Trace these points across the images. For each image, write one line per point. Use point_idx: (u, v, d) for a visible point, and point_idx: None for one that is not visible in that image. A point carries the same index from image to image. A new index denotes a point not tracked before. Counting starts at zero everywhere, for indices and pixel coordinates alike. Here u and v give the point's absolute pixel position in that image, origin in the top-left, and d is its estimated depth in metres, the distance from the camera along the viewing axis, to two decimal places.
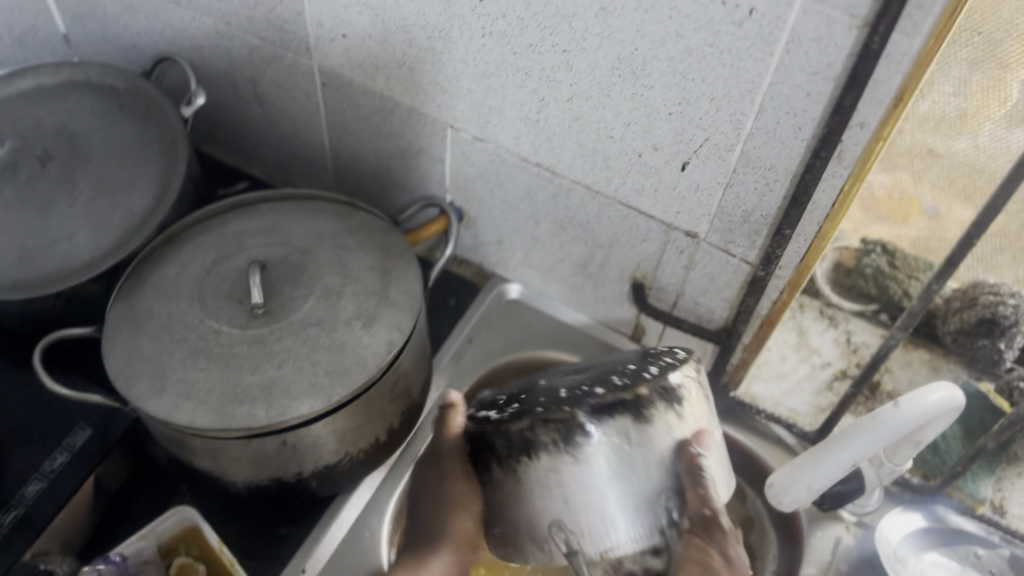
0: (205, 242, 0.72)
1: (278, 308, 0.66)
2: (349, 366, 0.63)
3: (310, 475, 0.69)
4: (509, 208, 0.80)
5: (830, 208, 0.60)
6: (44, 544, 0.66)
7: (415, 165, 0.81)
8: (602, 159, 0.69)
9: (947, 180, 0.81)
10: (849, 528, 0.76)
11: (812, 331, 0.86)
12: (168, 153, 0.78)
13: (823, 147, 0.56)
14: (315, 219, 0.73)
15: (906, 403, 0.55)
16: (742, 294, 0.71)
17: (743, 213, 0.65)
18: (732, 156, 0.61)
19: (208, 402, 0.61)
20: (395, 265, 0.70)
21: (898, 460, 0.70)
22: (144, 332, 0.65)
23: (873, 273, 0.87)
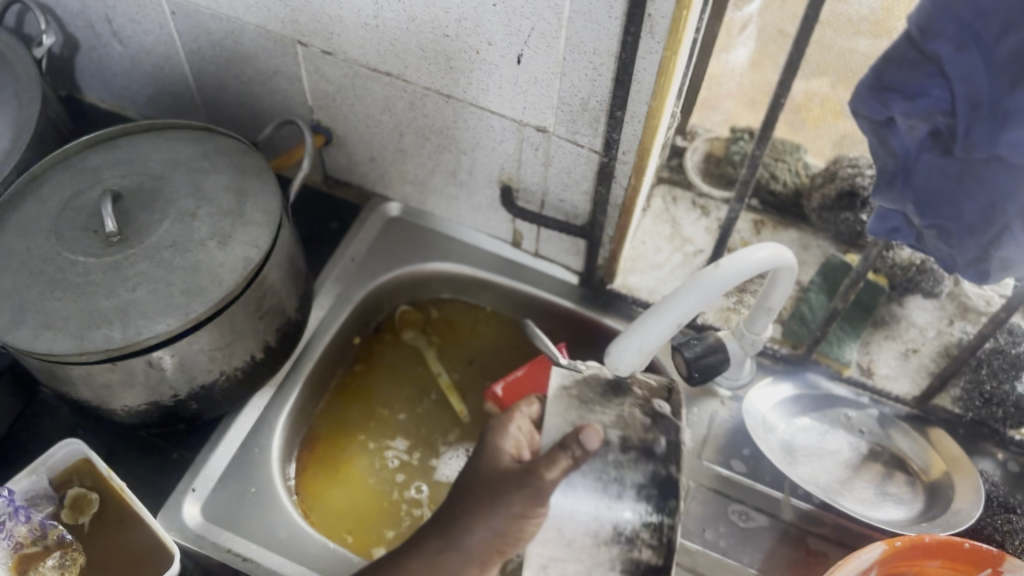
0: (62, 180, 0.72)
1: (134, 235, 0.66)
2: (205, 284, 0.64)
3: (188, 396, 0.71)
4: (372, 123, 0.80)
5: (654, 85, 0.61)
6: None
7: (275, 87, 0.81)
8: (445, 62, 0.69)
9: (803, 62, 0.82)
10: (725, 402, 0.79)
11: (686, 221, 0.88)
12: (20, 95, 0.77)
13: (632, 22, 0.57)
14: (171, 147, 0.74)
15: (726, 263, 0.58)
16: (596, 183, 0.72)
17: (580, 101, 0.66)
18: (559, 44, 0.62)
19: (66, 329, 0.62)
20: (251, 185, 0.70)
21: (757, 329, 0.73)
22: (1, 269, 0.66)
23: (741, 159, 0.89)
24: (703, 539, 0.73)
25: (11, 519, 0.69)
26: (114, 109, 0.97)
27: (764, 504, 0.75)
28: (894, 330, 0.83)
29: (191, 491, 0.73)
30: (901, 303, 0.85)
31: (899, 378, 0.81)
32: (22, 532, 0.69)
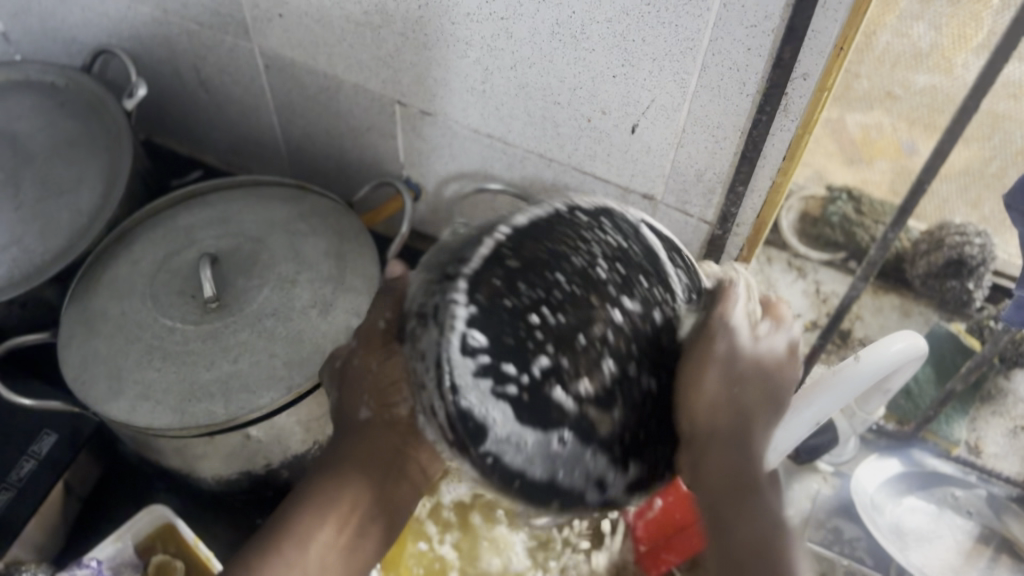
0: (156, 238, 0.70)
1: (232, 301, 0.65)
2: (307, 355, 0.62)
3: (279, 465, 0.69)
4: (465, 181, 0.78)
5: (781, 162, 0.59)
6: (17, 552, 0.66)
7: (368, 143, 0.80)
8: (552, 127, 0.67)
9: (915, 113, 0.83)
10: (827, 478, 0.77)
11: (782, 283, 0.85)
12: (112, 148, 0.75)
13: (768, 102, 0.55)
14: (266, 207, 0.72)
15: (866, 355, 0.59)
16: (703, 253, 0.70)
17: (696, 173, 0.63)
18: (680, 116, 0.60)
19: (166, 402, 0.60)
20: (349, 249, 0.69)
21: (869, 409, 0.70)
22: (98, 334, 0.64)
23: (840, 221, 0.86)
24: None
25: None
26: (193, 155, 0.96)
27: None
28: (1002, 405, 0.80)
29: None
30: (1009, 376, 0.82)
31: (1008, 457, 0.77)
32: None
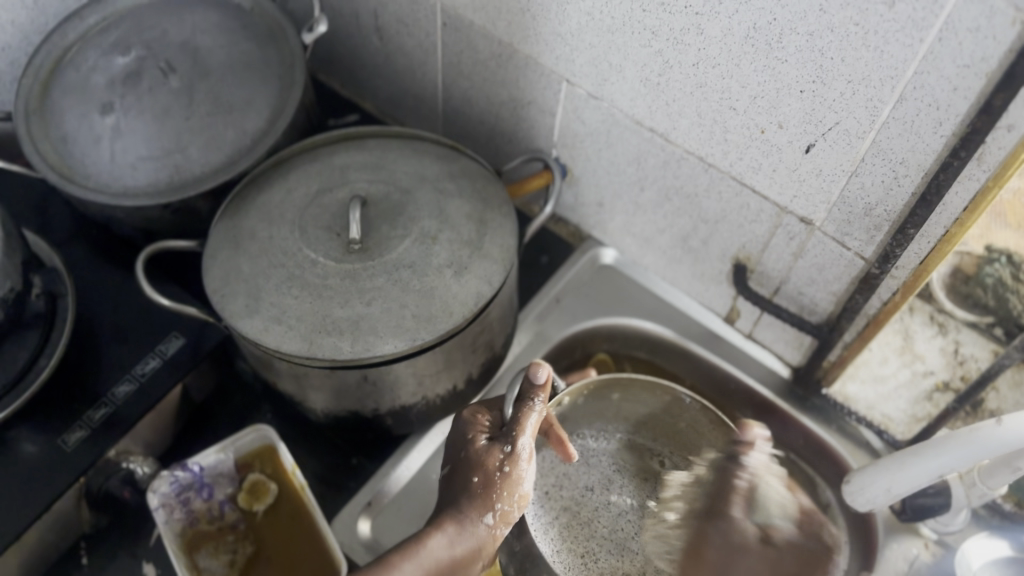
0: (311, 171, 0.72)
1: (375, 246, 0.66)
2: (436, 312, 0.63)
3: (386, 412, 0.70)
4: (615, 171, 0.78)
5: (961, 212, 0.56)
6: (128, 443, 0.70)
7: (526, 116, 0.80)
8: (720, 132, 0.66)
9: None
10: (928, 546, 0.74)
11: (920, 336, 0.83)
12: (284, 78, 0.78)
13: (963, 147, 0.52)
14: (419, 160, 0.73)
15: (1011, 419, 0.55)
16: (851, 290, 0.67)
17: (865, 206, 0.61)
18: (862, 145, 0.58)
19: (297, 329, 0.62)
20: (492, 217, 0.69)
21: (992, 484, 0.66)
22: (243, 252, 0.66)
23: (993, 284, 0.82)
24: None
25: (194, 492, 0.70)
26: (352, 98, 0.98)
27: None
28: None
29: (366, 506, 0.73)
30: None
31: None
32: (199, 507, 0.71)
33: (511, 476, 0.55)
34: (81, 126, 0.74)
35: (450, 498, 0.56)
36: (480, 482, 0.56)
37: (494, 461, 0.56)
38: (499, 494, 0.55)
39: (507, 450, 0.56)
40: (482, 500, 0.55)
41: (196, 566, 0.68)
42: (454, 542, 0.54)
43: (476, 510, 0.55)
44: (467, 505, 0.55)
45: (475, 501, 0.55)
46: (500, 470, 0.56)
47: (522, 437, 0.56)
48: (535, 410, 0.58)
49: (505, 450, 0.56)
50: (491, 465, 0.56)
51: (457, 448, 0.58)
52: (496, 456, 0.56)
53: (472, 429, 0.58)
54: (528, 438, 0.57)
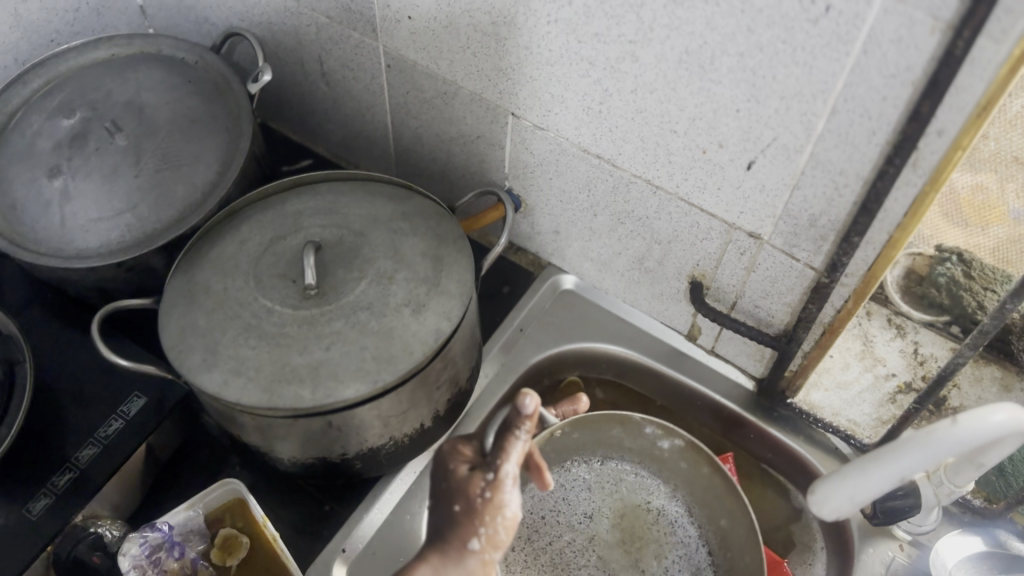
0: (263, 220, 0.72)
1: (331, 290, 0.66)
2: (396, 353, 0.63)
3: (355, 456, 0.70)
4: (567, 198, 0.78)
5: (902, 217, 0.57)
6: (95, 507, 0.70)
7: (475, 150, 0.81)
8: (664, 154, 0.67)
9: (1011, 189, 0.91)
10: (904, 547, 0.74)
11: (879, 340, 0.84)
12: (232, 129, 0.78)
13: (897, 153, 0.53)
14: (372, 201, 0.73)
15: (965, 418, 0.56)
16: (804, 300, 0.68)
17: (810, 217, 0.62)
18: (801, 158, 0.59)
19: (257, 380, 0.61)
20: (446, 253, 0.69)
21: (958, 481, 0.67)
22: (199, 307, 0.66)
23: (946, 283, 0.84)
24: None
25: (166, 552, 0.68)
26: (304, 143, 0.98)
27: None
28: None
29: (341, 552, 0.72)
30: None
31: None
32: (173, 566, 0.68)
33: (491, 502, 0.54)
34: (28, 191, 0.74)
35: (438, 530, 0.55)
36: (462, 511, 0.54)
37: (476, 488, 0.54)
38: (483, 520, 0.53)
39: (488, 477, 0.54)
40: (465, 527, 0.54)
41: None
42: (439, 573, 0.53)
43: (461, 539, 0.54)
44: (450, 541, 0.54)
45: (460, 529, 0.54)
46: (481, 497, 0.54)
47: (504, 465, 0.54)
48: (520, 439, 0.54)
49: (487, 477, 0.54)
50: (473, 494, 0.54)
51: (442, 480, 0.57)
52: (478, 484, 0.54)
53: (453, 459, 0.57)
54: (513, 465, 0.54)
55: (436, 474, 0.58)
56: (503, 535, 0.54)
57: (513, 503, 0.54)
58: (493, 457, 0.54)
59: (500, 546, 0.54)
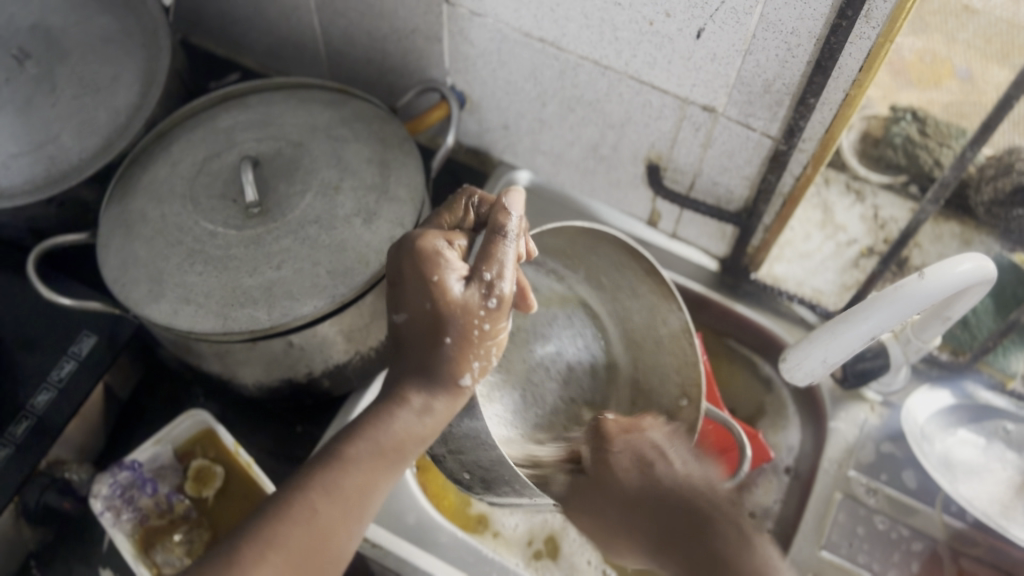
0: (194, 139, 0.68)
1: (274, 207, 0.63)
2: (351, 265, 0.61)
3: (321, 375, 0.68)
4: (514, 89, 0.75)
5: (857, 73, 0.56)
6: (58, 452, 0.67)
7: (412, 47, 0.77)
8: (610, 31, 0.63)
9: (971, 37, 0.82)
10: (874, 408, 0.76)
11: (839, 207, 0.84)
12: (150, 46, 0.73)
13: (850, 5, 0.51)
14: (307, 110, 0.70)
15: (932, 273, 0.55)
16: (763, 171, 0.67)
17: (764, 83, 0.60)
18: (751, 21, 0.56)
19: (208, 306, 0.59)
20: (394, 157, 0.66)
21: (925, 337, 0.67)
22: (138, 237, 0.63)
23: (903, 143, 0.84)
24: (850, 553, 0.70)
25: (138, 490, 0.67)
26: (230, 58, 0.93)
27: (899, 514, 0.72)
28: None
29: None
30: None
31: None
32: (147, 504, 0.67)
33: (489, 332, 0.48)
34: None
35: (413, 355, 0.49)
36: (456, 343, 0.48)
37: (473, 314, 0.48)
38: (477, 351, 0.48)
39: (490, 305, 0.48)
40: (459, 359, 0.48)
41: (153, 562, 0.66)
42: (424, 413, 0.48)
43: (453, 365, 0.48)
44: (437, 369, 0.48)
45: (453, 361, 0.48)
46: (478, 326, 0.48)
47: (502, 277, 0.49)
48: (509, 248, 0.50)
49: (487, 303, 0.48)
50: (467, 324, 0.48)
51: (426, 297, 0.48)
52: (474, 312, 0.48)
53: (436, 269, 0.49)
54: (508, 273, 0.49)
55: (407, 274, 0.50)
56: (493, 351, 0.49)
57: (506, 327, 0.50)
58: (491, 278, 0.48)
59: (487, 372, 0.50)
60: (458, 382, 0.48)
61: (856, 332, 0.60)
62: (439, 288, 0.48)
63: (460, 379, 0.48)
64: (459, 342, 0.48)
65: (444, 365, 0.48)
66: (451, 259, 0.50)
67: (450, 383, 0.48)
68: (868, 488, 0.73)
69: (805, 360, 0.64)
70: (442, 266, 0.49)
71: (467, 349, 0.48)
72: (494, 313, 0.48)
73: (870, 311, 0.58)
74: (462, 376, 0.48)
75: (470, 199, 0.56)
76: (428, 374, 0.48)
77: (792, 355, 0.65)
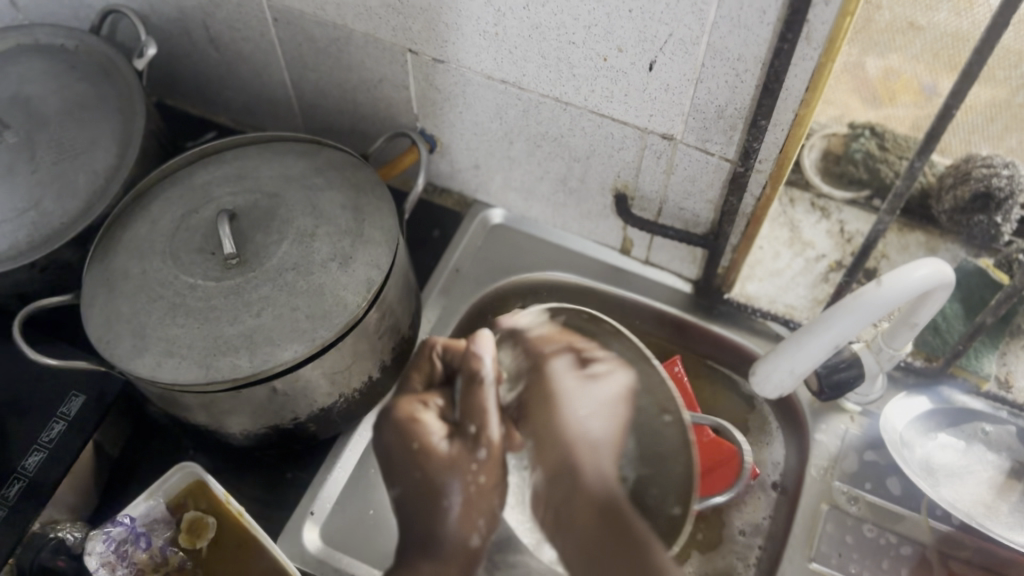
0: (172, 196, 0.70)
1: (252, 257, 0.65)
2: (330, 308, 0.62)
3: (307, 419, 0.69)
4: (481, 130, 0.77)
5: (804, 92, 0.58)
6: (51, 513, 0.68)
7: (380, 94, 0.79)
8: (567, 69, 0.66)
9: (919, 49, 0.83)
10: (854, 418, 0.77)
11: (805, 224, 0.86)
12: (125, 110, 0.75)
13: (790, 29, 0.53)
14: (282, 161, 0.72)
15: (889, 280, 0.58)
16: (725, 193, 0.69)
17: (717, 109, 0.62)
18: (699, 50, 0.59)
19: (191, 357, 0.60)
20: (367, 202, 0.68)
21: (896, 344, 0.69)
22: (120, 294, 0.64)
23: (863, 158, 0.85)
24: (840, 563, 0.71)
25: (132, 544, 0.68)
26: (206, 117, 0.96)
27: (886, 522, 0.73)
28: None
29: (309, 516, 0.72)
30: None
31: None
32: (141, 558, 0.68)
33: (486, 486, 0.57)
34: None
35: (420, 525, 0.58)
36: (457, 503, 0.57)
37: (467, 470, 0.57)
38: (480, 508, 0.57)
39: (479, 457, 0.57)
40: (463, 518, 0.58)
41: None
42: (441, 571, 0.57)
43: (460, 524, 0.58)
44: (431, 539, 0.58)
45: (456, 537, 0.58)
46: (474, 481, 0.57)
47: (490, 431, 0.57)
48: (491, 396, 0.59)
49: (478, 455, 0.57)
50: (462, 482, 0.57)
51: (415, 468, 0.59)
52: (468, 466, 0.57)
53: (418, 437, 0.59)
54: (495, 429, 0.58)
55: (395, 452, 0.60)
56: (491, 501, 0.56)
57: (510, 477, 0.57)
58: (477, 432, 0.58)
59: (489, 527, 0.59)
60: (467, 541, 0.57)
61: (832, 331, 0.62)
62: (427, 450, 0.59)
63: (466, 534, 0.57)
64: (466, 507, 0.57)
65: (448, 514, 0.58)
66: (431, 424, 0.60)
67: (463, 539, 0.57)
68: (853, 498, 0.74)
69: (780, 374, 0.67)
70: (424, 432, 0.59)
71: (484, 498, 0.57)
72: (489, 471, 0.57)
73: (836, 316, 0.61)
74: (472, 537, 0.57)
75: (433, 352, 0.63)
76: (439, 541, 0.58)
77: (761, 371, 0.68)
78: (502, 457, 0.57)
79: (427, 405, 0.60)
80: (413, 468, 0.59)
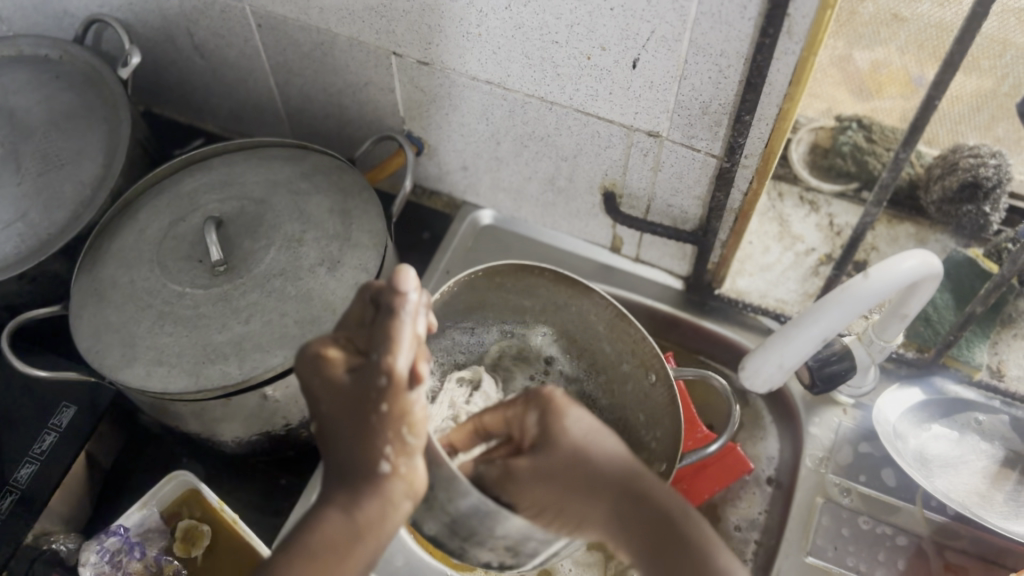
0: (160, 205, 0.70)
1: (240, 264, 0.64)
2: (319, 313, 0.62)
3: (299, 425, 0.69)
4: (468, 131, 0.77)
5: (787, 87, 0.58)
6: (45, 525, 0.68)
7: (365, 98, 0.79)
8: (551, 68, 0.66)
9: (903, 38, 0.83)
10: (848, 411, 0.77)
11: (794, 218, 0.86)
12: (110, 118, 0.75)
13: (771, 23, 0.53)
14: (268, 167, 0.72)
15: (876, 273, 0.58)
16: (712, 189, 0.69)
17: (701, 105, 0.62)
18: (682, 47, 0.59)
19: (180, 366, 0.60)
20: (353, 205, 0.68)
21: (887, 336, 0.69)
22: (108, 303, 0.64)
23: (850, 150, 0.85)
24: (836, 556, 0.71)
25: (126, 554, 0.68)
26: (194, 124, 0.96)
27: (881, 514, 0.73)
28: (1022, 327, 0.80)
29: None
30: None
31: None
32: (137, 568, 0.68)
33: (394, 413, 0.43)
34: None
35: (333, 462, 0.45)
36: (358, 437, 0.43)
37: (369, 400, 0.43)
38: (386, 438, 0.43)
39: (381, 385, 0.43)
40: (366, 451, 0.43)
41: None
42: (349, 513, 0.44)
43: (362, 458, 0.44)
44: (348, 470, 0.44)
45: (364, 470, 0.44)
46: (380, 412, 0.43)
47: (392, 353, 0.42)
48: (403, 316, 0.43)
49: (379, 383, 0.43)
50: (367, 412, 0.43)
51: (320, 400, 0.45)
52: (371, 398, 0.43)
53: (323, 368, 0.45)
54: (398, 342, 0.43)
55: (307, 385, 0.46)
56: (408, 429, 0.43)
57: (421, 399, 0.43)
58: (378, 359, 0.43)
59: (414, 459, 0.44)
60: (376, 481, 0.43)
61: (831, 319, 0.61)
62: (329, 383, 0.45)
63: (373, 465, 0.43)
64: (371, 441, 0.43)
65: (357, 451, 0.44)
66: (340, 354, 0.46)
67: (372, 474, 0.43)
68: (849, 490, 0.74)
69: (778, 365, 0.67)
70: (332, 366, 0.45)
71: (381, 433, 0.43)
72: (397, 396, 0.43)
73: (835, 307, 0.60)
74: (379, 465, 0.43)
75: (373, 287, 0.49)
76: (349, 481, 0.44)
77: (754, 363, 0.68)
78: (410, 378, 0.43)
79: (336, 342, 0.47)
80: (321, 399, 0.45)
